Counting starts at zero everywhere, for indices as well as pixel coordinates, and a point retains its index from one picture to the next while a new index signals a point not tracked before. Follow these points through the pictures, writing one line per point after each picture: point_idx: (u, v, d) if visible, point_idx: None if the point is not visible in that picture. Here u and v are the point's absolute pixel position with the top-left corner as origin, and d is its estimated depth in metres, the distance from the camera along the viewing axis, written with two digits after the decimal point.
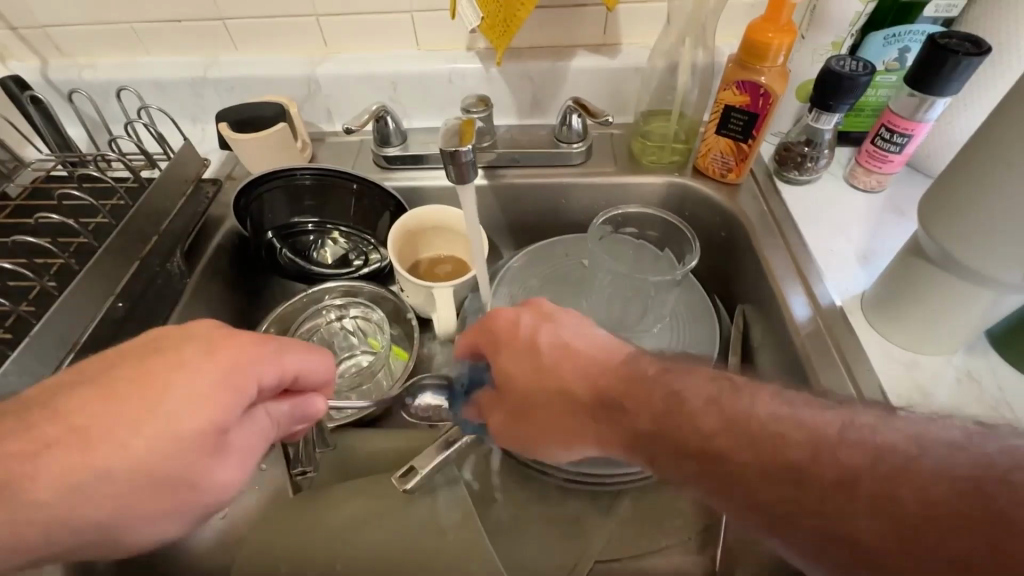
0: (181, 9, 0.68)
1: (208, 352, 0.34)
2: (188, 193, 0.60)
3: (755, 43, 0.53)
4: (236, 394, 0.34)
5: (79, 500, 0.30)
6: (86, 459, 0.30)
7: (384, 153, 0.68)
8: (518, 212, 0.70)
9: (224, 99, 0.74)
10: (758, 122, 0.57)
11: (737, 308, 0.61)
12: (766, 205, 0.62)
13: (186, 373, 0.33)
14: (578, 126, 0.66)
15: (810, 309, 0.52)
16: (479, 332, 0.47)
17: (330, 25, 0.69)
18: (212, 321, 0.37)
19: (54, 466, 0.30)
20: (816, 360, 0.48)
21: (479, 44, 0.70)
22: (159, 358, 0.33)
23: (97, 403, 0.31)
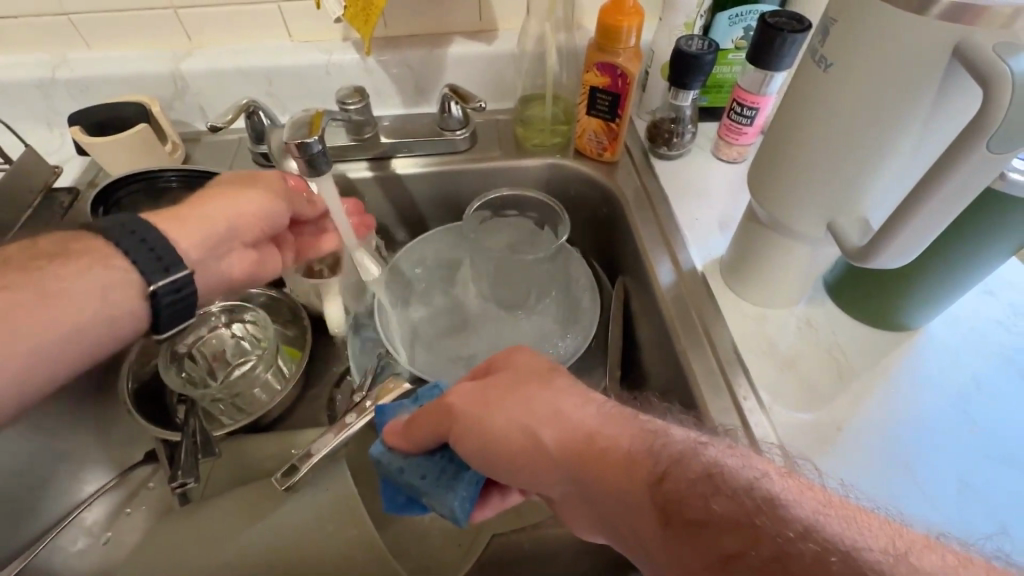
0: (15, 4, 0.63)
1: (213, 194, 0.46)
2: (36, 204, 0.56)
3: (607, 27, 0.55)
4: (267, 204, 0.47)
5: (185, 239, 0.43)
6: (178, 225, 0.43)
7: (262, 150, 0.66)
8: (408, 203, 0.70)
9: (80, 101, 0.68)
10: (622, 101, 0.60)
11: (619, 279, 0.64)
12: (641, 180, 0.65)
13: (207, 204, 0.45)
14: (458, 113, 0.67)
15: (675, 275, 0.55)
16: (429, 413, 0.40)
17: (190, 18, 0.66)
18: (229, 183, 0.47)
19: (183, 238, 0.43)
20: (678, 323, 0.52)
21: (353, 34, 0.69)
22: (201, 202, 0.45)
23: (181, 224, 0.43)
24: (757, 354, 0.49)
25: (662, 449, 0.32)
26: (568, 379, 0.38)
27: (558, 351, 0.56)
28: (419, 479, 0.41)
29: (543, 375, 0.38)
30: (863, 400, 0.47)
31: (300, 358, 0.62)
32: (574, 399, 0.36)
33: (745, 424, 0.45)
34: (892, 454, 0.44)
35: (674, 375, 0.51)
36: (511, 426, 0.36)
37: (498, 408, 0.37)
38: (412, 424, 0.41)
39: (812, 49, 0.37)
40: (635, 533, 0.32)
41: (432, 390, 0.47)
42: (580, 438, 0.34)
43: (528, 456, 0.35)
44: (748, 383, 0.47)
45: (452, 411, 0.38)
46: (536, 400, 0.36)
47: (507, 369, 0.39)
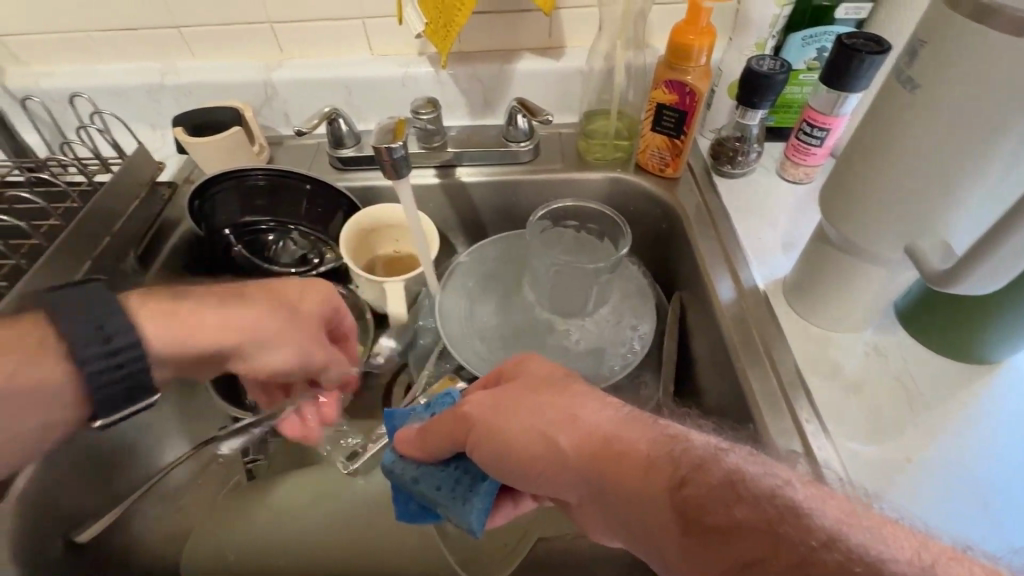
0: (134, 17, 0.70)
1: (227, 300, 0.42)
2: (141, 195, 0.62)
3: (679, 45, 0.56)
4: (281, 318, 0.44)
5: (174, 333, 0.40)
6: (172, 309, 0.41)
7: (339, 155, 0.71)
8: (470, 210, 0.73)
9: (182, 105, 0.75)
10: (688, 119, 0.61)
11: (674, 294, 0.64)
12: (702, 197, 0.65)
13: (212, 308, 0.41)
14: (524, 126, 0.69)
15: (735, 292, 0.55)
16: (445, 420, 0.40)
17: (283, 32, 0.71)
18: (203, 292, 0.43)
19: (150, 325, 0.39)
20: (738, 340, 0.51)
21: (428, 49, 0.73)
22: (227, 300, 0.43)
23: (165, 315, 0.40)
24: (821, 378, 0.48)
25: (682, 454, 0.31)
26: (585, 382, 0.38)
27: (611, 362, 0.56)
28: (434, 490, 0.40)
29: (558, 380, 0.39)
30: (931, 435, 0.45)
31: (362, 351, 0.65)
32: (591, 402, 0.36)
33: (807, 448, 0.44)
34: (968, 493, 0.42)
35: (731, 392, 0.51)
36: (526, 431, 0.36)
37: (514, 413, 0.37)
38: (426, 431, 0.41)
39: (899, 69, 0.36)
40: (654, 540, 0.31)
41: (444, 398, 0.46)
42: (595, 441, 0.34)
43: (544, 461, 0.35)
44: (810, 407, 0.46)
45: (468, 420, 0.38)
46: (551, 405, 0.36)
47: (521, 377, 0.40)
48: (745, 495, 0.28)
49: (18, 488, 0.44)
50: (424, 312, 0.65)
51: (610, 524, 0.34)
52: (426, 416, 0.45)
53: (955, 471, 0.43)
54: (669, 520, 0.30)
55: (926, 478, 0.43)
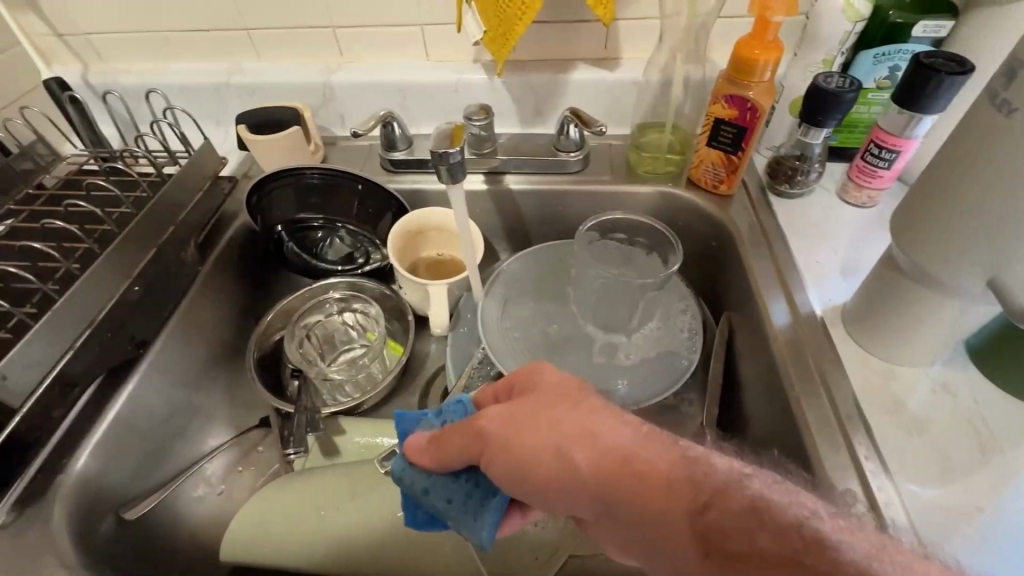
0: (207, 19, 0.73)
1: None
2: (205, 188, 0.65)
3: (742, 59, 0.55)
4: None
5: None
6: None
7: (390, 157, 0.72)
8: (515, 218, 0.73)
9: (246, 103, 0.78)
10: (747, 135, 0.59)
11: (722, 316, 0.62)
12: (756, 216, 0.63)
13: None
14: (575, 136, 0.69)
15: (790, 317, 0.53)
16: (453, 431, 0.37)
17: (345, 37, 0.74)
18: None
19: None
20: (792, 367, 0.49)
21: (484, 56, 0.73)
22: None
23: None
24: (883, 413, 0.45)
25: (704, 477, 0.30)
26: (602, 396, 0.35)
27: (654, 379, 0.55)
28: (445, 504, 0.38)
29: (573, 391, 0.36)
30: (1004, 484, 0.41)
31: (402, 352, 0.66)
32: (610, 418, 0.34)
33: (866, 488, 0.41)
34: None
35: (782, 421, 0.48)
36: (542, 448, 0.33)
37: (531, 430, 0.34)
38: (439, 445, 0.38)
39: (992, 91, 0.34)
40: (671, 564, 0.30)
41: (456, 406, 0.42)
42: (616, 462, 0.32)
43: (560, 479, 0.33)
44: (869, 444, 0.43)
45: (481, 435, 0.35)
46: (570, 422, 0.34)
47: (535, 387, 0.37)
48: (768, 522, 0.27)
49: (75, 468, 0.45)
50: (465, 316, 0.65)
51: (623, 543, 0.33)
52: (436, 425, 0.41)
53: None
54: (688, 545, 0.29)
55: (1000, 531, 0.39)
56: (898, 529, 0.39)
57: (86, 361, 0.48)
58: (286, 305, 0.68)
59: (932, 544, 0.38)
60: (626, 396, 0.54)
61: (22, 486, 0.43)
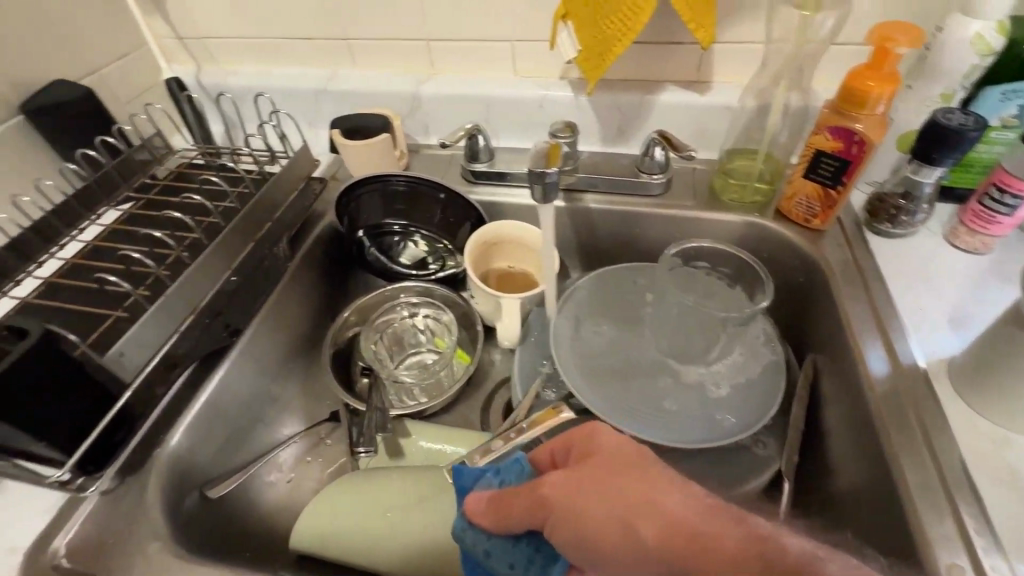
0: (312, 28, 0.77)
1: None
2: (299, 188, 0.68)
3: (853, 90, 0.52)
4: None
5: None
6: None
7: (472, 168, 0.74)
8: (590, 236, 0.73)
9: (338, 109, 0.82)
10: (850, 169, 0.56)
11: (806, 359, 0.59)
12: (852, 254, 0.60)
13: None
14: (661, 158, 0.68)
15: (889, 366, 0.49)
16: (515, 495, 0.37)
17: (438, 50, 0.76)
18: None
19: None
20: (890, 421, 0.46)
21: (572, 74, 0.74)
22: None
23: None
24: (997, 484, 0.41)
25: (778, 559, 0.29)
26: (661, 462, 0.35)
27: (734, 419, 0.52)
28: (508, 568, 0.39)
29: (632, 458, 0.35)
30: None
31: (469, 361, 0.67)
32: (670, 488, 0.33)
33: (977, 565, 0.37)
34: None
35: (875, 478, 0.45)
36: (605, 518, 0.33)
37: (592, 497, 0.34)
38: (501, 509, 0.38)
39: None
40: None
41: (513, 464, 0.42)
42: (680, 537, 0.31)
43: (624, 554, 0.32)
44: (981, 517, 0.40)
45: (543, 501, 0.35)
46: (631, 492, 0.33)
47: (594, 452, 0.37)
48: None
49: (169, 445, 0.48)
50: (535, 332, 0.65)
51: None
52: (495, 484, 0.42)
53: None
54: None
55: None
56: None
57: (187, 343, 0.52)
58: (362, 305, 0.69)
59: None
60: (702, 434, 0.51)
61: (123, 456, 0.46)
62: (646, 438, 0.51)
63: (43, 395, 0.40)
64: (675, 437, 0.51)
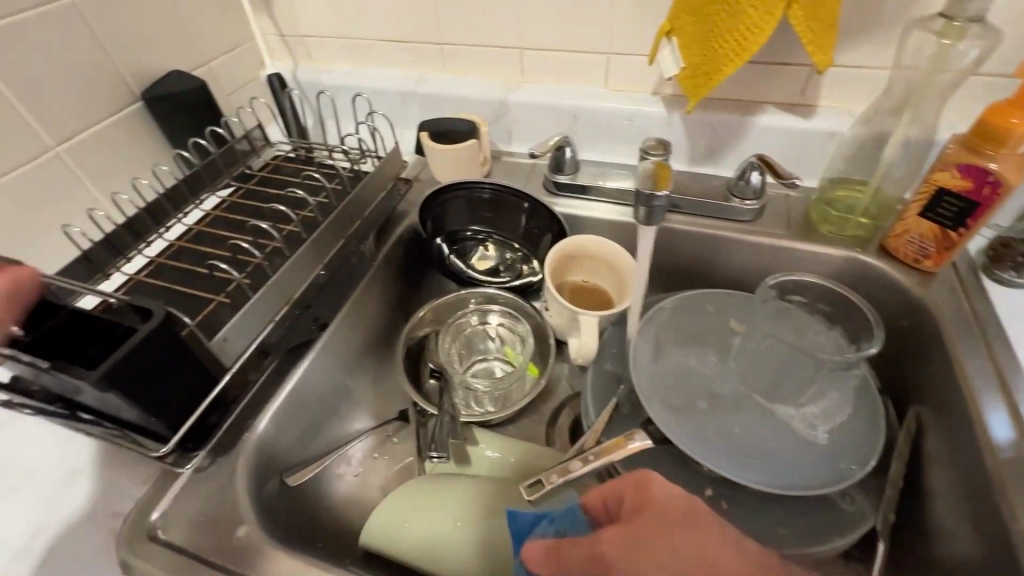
0: (409, 32, 0.79)
1: None
2: (387, 188, 0.70)
3: (992, 127, 0.48)
4: None
5: None
6: None
7: (555, 179, 0.73)
8: (672, 257, 0.70)
9: (425, 112, 0.83)
10: (977, 211, 0.51)
11: (909, 411, 0.55)
12: (968, 303, 0.55)
13: None
14: (756, 183, 0.65)
15: (1014, 433, 0.45)
16: (576, 553, 0.36)
17: (530, 59, 0.76)
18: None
19: None
20: (1016, 496, 0.41)
21: (666, 90, 0.72)
22: None
23: None
24: None
25: None
26: (722, 524, 0.35)
27: (828, 468, 0.49)
28: None
29: (691, 515, 0.36)
30: None
31: (538, 375, 0.66)
32: (737, 556, 0.33)
33: None
34: None
35: (993, 553, 0.41)
36: None
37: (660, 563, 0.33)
38: (560, 564, 0.37)
39: None
40: None
41: (568, 515, 0.42)
42: None
43: None
44: None
45: (608, 563, 0.34)
46: (701, 561, 0.33)
47: (655, 509, 0.37)
48: None
49: (257, 431, 0.49)
50: (609, 351, 0.63)
51: None
52: (551, 535, 0.41)
53: None
54: None
55: None
56: None
57: None
58: (435, 309, 0.70)
59: None
60: (792, 478, 0.48)
61: (218, 436, 0.48)
62: (735, 479, 0.48)
63: (158, 374, 0.42)
64: (767, 480, 0.48)
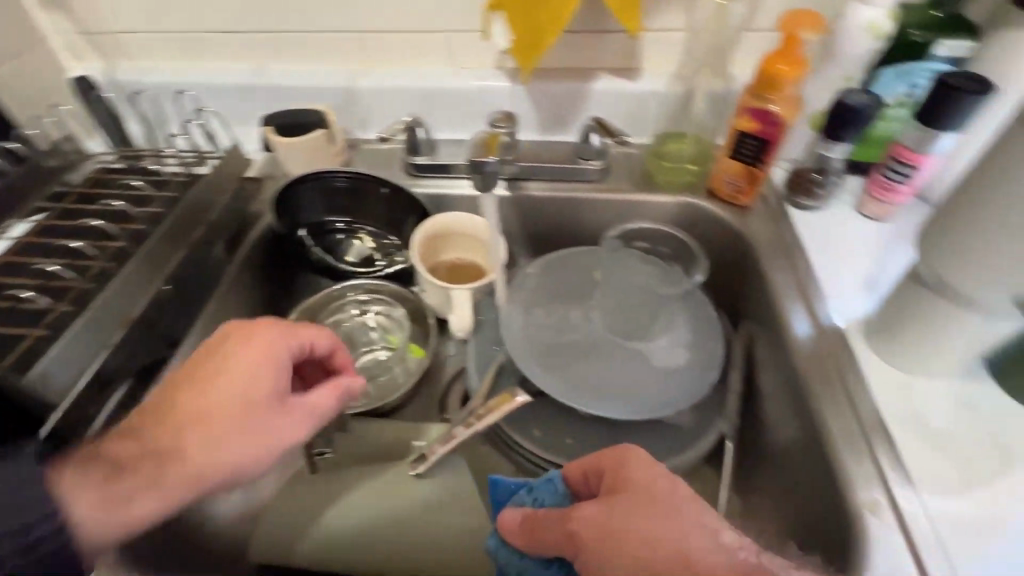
0: (235, 21, 0.74)
1: None
2: (233, 189, 0.65)
3: (768, 74, 0.56)
4: None
5: None
6: None
7: (413, 162, 0.73)
8: (535, 223, 0.74)
9: (269, 105, 0.78)
10: (769, 147, 0.60)
11: (742, 326, 0.63)
12: (777, 227, 0.64)
13: None
14: (596, 143, 0.71)
15: (812, 328, 0.54)
16: (538, 521, 0.42)
17: (370, 41, 0.74)
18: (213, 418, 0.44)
19: None
20: (815, 381, 0.50)
21: (507, 64, 0.74)
22: None
23: None
24: (902, 423, 0.47)
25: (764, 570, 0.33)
26: (680, 491, 0.38)
27: (679, 385, 0.55)
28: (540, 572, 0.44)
29: (652, 490, 0.38)
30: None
31: (423, 355, 0.66)
32: (671, 516, 0.36)
33: (890, 496, 0.42)
34: None
35: (805, 432, 0.49)
36: (619, 552, 0.36)
37: (614, 537, 0.36)
38: (533, 535, 0.42)
39: None
40: None
41: (546, 484, 0.46)
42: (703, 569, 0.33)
43: None
44: (892, 453, 0.45)
45: (575, 537, 0.38)
46: (641, 528, 0.36)
47: (624, 485, 0.39)
48: None
49: None
50: (486, 321, 0.65)
51: None
52: (528, 501, 0.46)
53: None
54: None
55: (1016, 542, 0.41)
56: (922, 538, 0.40)
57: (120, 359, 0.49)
58: (307, 305, 0.68)
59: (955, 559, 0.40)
60: (648, 402, 0.54)
61: None
62: (607, 413, 0.53)
63: None
64: (631, 408, 0.53)
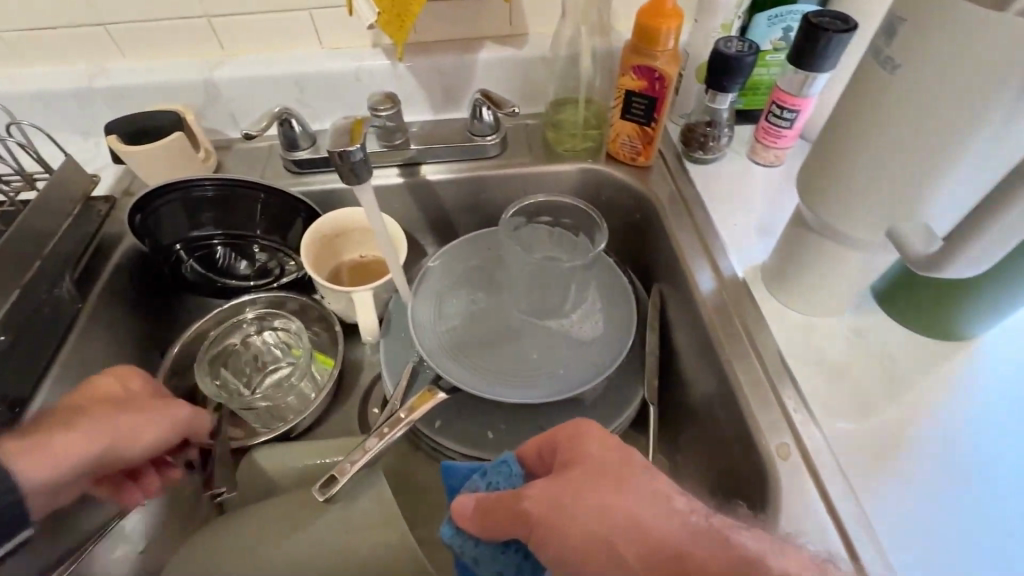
0: (53, 15, 0.63)
1: None
2: (76, 212, 0.56)
3: (646, 27, 0.54)
4: None
5: None
6: None
7: (293, 157, 0.66)
8: (438, 209, 0.70)
9: (116, 110, 0.69)
10: (658, 104, 0.59)
11: (653, 287, 0.63)
12: (676, 185, 0.64)
13: None
14: (489, 119, 0.66)
15: (715, 282, 0.54)
16: (491, 506, 0.38)
17: (223, 27, 0.66)
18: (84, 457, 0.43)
19: None
20: (722, 335, 0.50)
21: (384, 40, 0.69)
22: None
23: None
24: (804, 364, 0.48)
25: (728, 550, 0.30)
26: (643, 470, 0.35)
27: (596, 358, 0.54)
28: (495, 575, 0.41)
29: (619, 466, 0.35)
30: (914, 421, 0.45)
31: (332, 364, 0.63)
32: (626, 491, 0.34)
33: (797, 438, 0.43)
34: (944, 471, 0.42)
35: (717, 386, 0.50)
36: (576, 534, 0.33)
37: (572, 514, 0.34)
38: (487, 520, 0.37)
39: (876, 48, 0.35)
40: None
41: (502, 465, 0.42)
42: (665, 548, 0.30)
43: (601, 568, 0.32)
44: (796, 395, 0.46)
45: (527, 517, 0.35)
46: (596, 506, 0.33)
47: (582, 459, 0.36)
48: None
49: None
50: (395, 319, 0.62)
51: None
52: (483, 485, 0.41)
53: (935, 452, 0.43)
54: None
55: (910, 462, 0.43)
56: (828, 473, 0.42)
57: None
58: (197, 330, 0.62)
59: (858, 488, 0.41)
60: (564, 380, 0.52)
61: None
62: (525, 399, 0.51)
63: None
64: (549, 389, 0.51)
